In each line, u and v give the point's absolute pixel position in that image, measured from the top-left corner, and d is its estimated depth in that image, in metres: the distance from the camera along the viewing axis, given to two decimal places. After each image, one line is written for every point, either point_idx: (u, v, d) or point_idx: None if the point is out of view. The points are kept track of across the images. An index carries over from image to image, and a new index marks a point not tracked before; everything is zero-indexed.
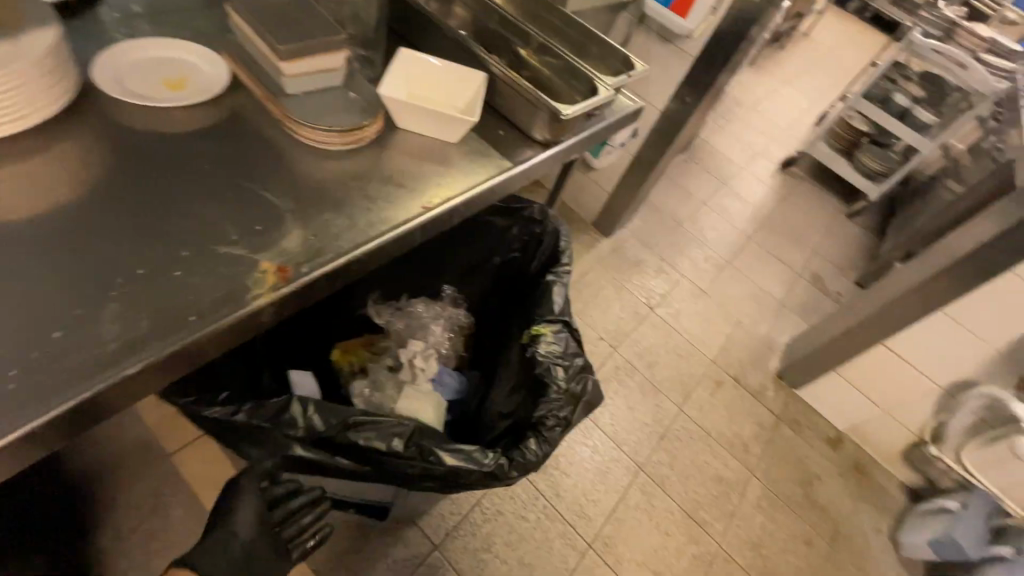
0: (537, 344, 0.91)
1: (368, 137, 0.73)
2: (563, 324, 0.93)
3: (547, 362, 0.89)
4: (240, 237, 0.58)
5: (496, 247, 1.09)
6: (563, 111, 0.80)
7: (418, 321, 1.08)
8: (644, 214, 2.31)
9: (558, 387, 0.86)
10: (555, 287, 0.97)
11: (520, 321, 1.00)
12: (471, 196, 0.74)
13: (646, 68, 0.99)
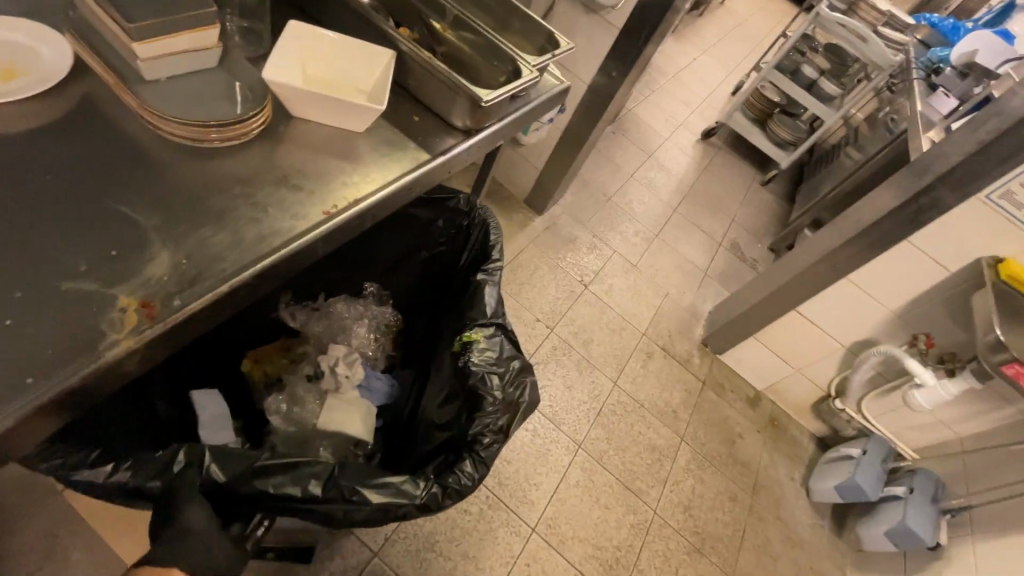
0: (469, 352, 0.87)
1: (255, 131, 0.62)
2: (497, 327, 0.89)
3: (480, 372, 0.85)
4: (91, 268, 0.47)
5: (422, 240, 1.01)
6: (484, 98, 0.73)
7: (340, 324, 1.01)
8: (574, 189, 2.29)
9: (494, 398, 0.82)
10: (485, 289, 0.92)
11: (450, 327, 0.95)
12: (383, 197, 0.66)
13: (572, 45, 0.93)
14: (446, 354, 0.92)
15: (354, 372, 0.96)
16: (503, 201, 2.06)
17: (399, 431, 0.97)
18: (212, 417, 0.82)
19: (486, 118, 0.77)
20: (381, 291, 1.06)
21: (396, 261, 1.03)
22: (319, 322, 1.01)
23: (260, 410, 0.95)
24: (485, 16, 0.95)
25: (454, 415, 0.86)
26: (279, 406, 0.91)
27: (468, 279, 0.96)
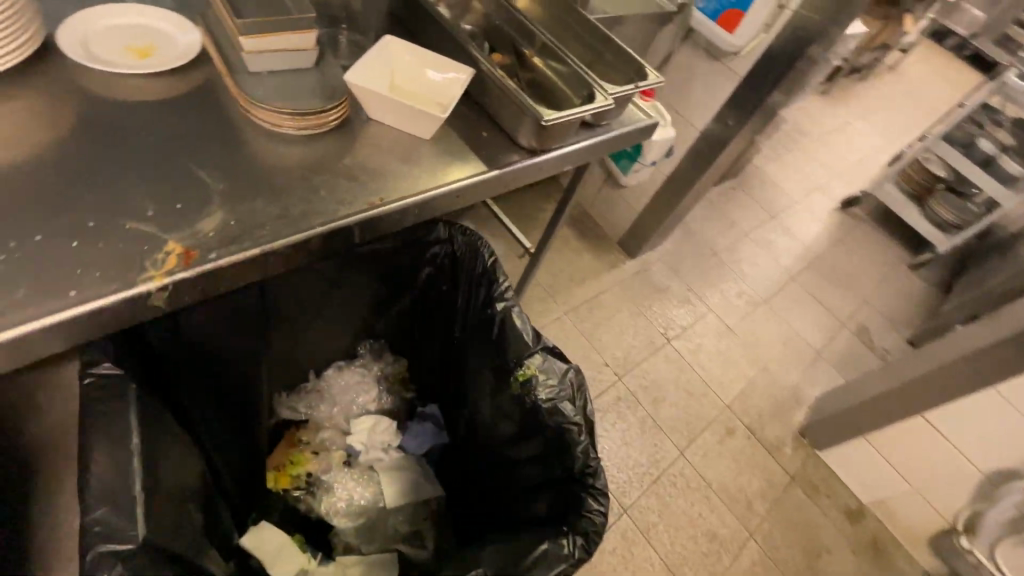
0: (533, 389, 0.81)
1: (330, 123, 0.69)
2: (542, 348, 0.84)
3: (553, 405, 0.79)
4: (156, 214, 0.54)
5: (408, 274, 0.96)
6: (545, 116, 0.73)
7: (349, 395, 1.05)
8: (677, 239, 2.18)
9: (581, 426, 0.78)
10: (513, 317, 0.85)
11: (488, 359, 0.89)
12: (429, 198, 0.69)
13: (661, 78, 0.89)
14: (504, 394, 0.86)
15: (388, 437, 1.03)
16: (597, 240, 2.03)
17: (485, 472, 0.95)
18: (276, 548, 0.85)
19: (548, 138, 0.77)
20: (375, 345, 1.07)
21: (385, 299, 0.99)
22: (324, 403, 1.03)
23: (310, 519, 0.95)
24: (580, 48, 0.97)
25: (546, 455, 0.82)
26: (332, 507, 0.93)
27: (480, 312, 0.89)
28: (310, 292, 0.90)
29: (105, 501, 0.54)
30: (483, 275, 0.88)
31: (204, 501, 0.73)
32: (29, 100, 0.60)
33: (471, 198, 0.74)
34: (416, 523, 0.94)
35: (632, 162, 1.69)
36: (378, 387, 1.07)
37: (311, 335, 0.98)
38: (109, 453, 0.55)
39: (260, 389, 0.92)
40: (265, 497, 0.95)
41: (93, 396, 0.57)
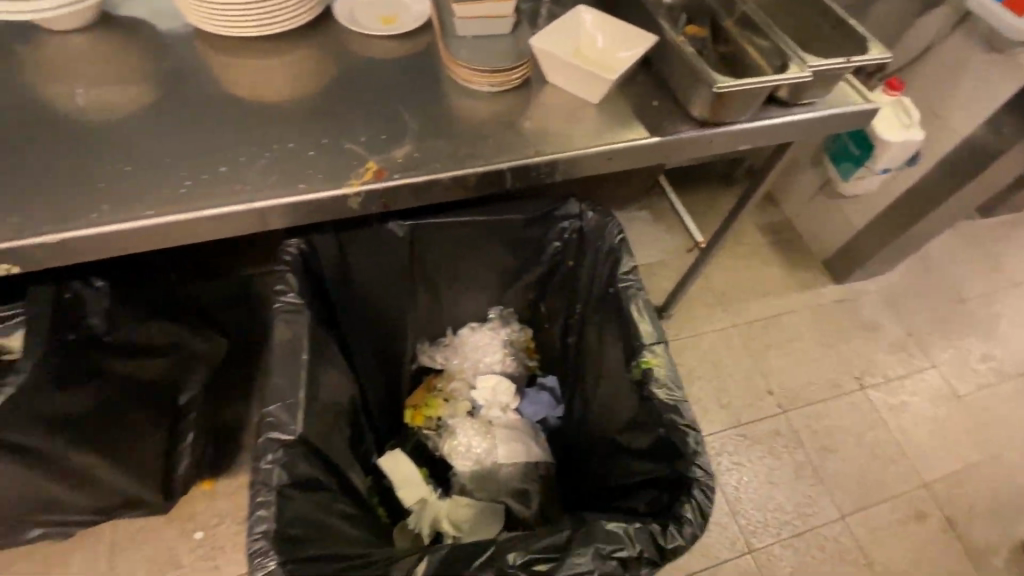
0: (648, 382, 0.76)
1: (513, 82, 0.78)
2: (663, 342, 0.77)
3: (668, 404, 0.74)
4: (366, 140, 0.70)
5: (541, 246, 0.94)
6: (718, 82, 0.71)
7: (480, 356, 1.10)
8: (904, 273, 1.78)
9: (697, 433, 0.71)
10: (640, 305, 0.80)
11: (611, 343, 0.86)
12: (584, 156, 0.73)
13: (886, 55, 0.80)
14: (623, 380, 0.83)
15: (507, 398, 1.08)
16: (792, 256, 1.79)
17: (600, 457, 0.94)
18: (406, 479, 0.99)
19: (724, 108, 0.74)
20: (505, 312, 1.09)
21: (519, 269, 0.99)
22: (457, 358, 1.10)
23: (435, 456, 1.07)
24: (790, 27, 0.90)
25: (657, 453, 0.77)
26: (455, 452, 1.04)
27: (607, 293, 0.86)
28: (452, 254, 0.93)
29: (278, 400, 0.66)
30: (613, 259, 0.85)
31: (352, 415, 0.88)
32: (305, 52, 0.81)
33: (625, 162, 0.76)
34: (524, 483, 1.01)
35: (857, 167, 1.45)
36: (505, 350, 1.10)
37: (450, 296, 1.02)
38: (288, 353, 0.69)
39: (404, 333, 1.03)
40: (404, 429, 1.10)
41: (284, 316, 0.71)
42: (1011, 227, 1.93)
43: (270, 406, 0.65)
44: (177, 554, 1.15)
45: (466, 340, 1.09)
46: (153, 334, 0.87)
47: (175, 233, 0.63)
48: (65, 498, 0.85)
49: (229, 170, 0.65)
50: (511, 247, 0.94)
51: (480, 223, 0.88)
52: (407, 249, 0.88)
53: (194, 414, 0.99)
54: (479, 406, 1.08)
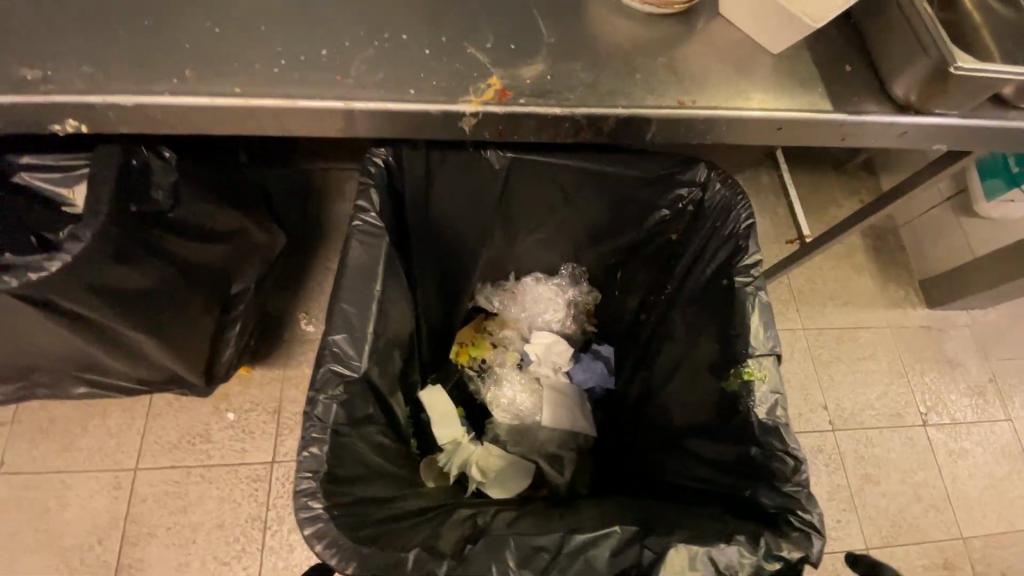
0: (746, 396, 0.67)
1: (678, 6, 0.63)
2: (775, 356, 0.68)
3: (767, 425, 0.65)
4: (493, 48, 0.57)
5: (646, 213, 0.82)
6: (957, 61, 0.56)
7: (539, 309, 1.02)
8: (1007, 314, 1.61)
9: (798, 462, 0.63)
10: (762, 308, 0.69)
11: (704, 339, 0.76)
12: (746, 118, 0.59)
13: None
14: (707, 381, 0.74)
15: (560, 360, 1.01)
16: (886, 269, 1.63)
17: (652, 445, 0.88)
18: (441, 414, 0.95)
19: (943, 96, 0.59)
20: (577, 270, 1.00)
21: (612, 231, 0.88)
22: (516, 305, 1.02)
23: (474, 398, 1.03)
24: None
25: (737, 469, 0.70)
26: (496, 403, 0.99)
27: (713, 281, 0.75)
28: (545, 200, 0.82)
29: (343, 328, 0.59)
30: (733, 246, 0.73)
31: (405, 348, 0.82)
32: None
33: (793, 139, 0.63)
34: (560, 449, 0.96)
35: (1008, 187, 1.24)
36: (566, 308, 1.02)
37: (528, 242, 0.92)
38: (360, 281, 0.61)
39: (471, 273, 0.94)
40: (447, 366, 1.05)
41: (361, 237, 0.63)
42: None
43: (335, 332, 0.59)
44: (209, 430, 1.17)
45: (528, 289, 1.01)
46: (215, 220, 0.82)
47: (258, 119, 0.53)
48: (111, 366, 0.85)
49: (331, 55, 0.55)
50: (612, 205, 0.82)
51: (587, 172, 0.76)
52: (499, 184, 0.77)
53: (245, 303, 0.98)
54: (528, 357, 1.01)
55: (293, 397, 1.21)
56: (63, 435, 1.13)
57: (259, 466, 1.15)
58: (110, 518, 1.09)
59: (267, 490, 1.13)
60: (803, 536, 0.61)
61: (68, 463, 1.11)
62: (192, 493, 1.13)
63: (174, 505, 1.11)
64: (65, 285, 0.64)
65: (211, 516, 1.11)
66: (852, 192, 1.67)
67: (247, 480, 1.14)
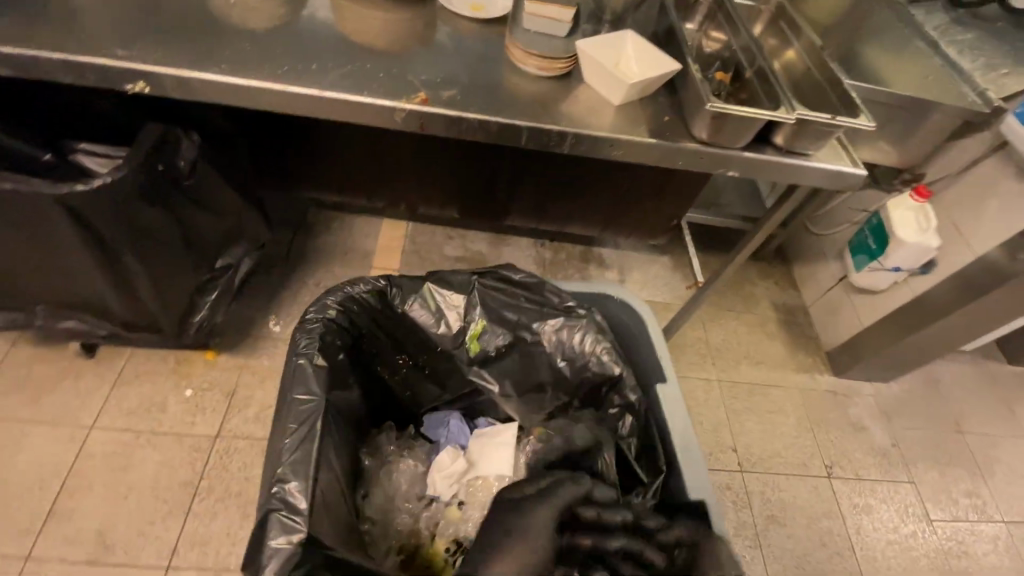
0: (491, 341, 0.87)
1: (553, 70, 0.94)
2: (459, 311, 0.86)
3: (518, 337, 0.87)
4: (422, 78, 0.89)
5: (348, 374, 0.84)
6: (711, 101, 0.85)
7: (402, 479, 0.96)
8: (906, 387, 1.79)
9: (560, 305, 0.86)
10: (427, 296, 0.85)
11: (514, 349, 0.88)
12: (587, 133, 0.87)
13: (874, 123, 0.92)
14: (503, 364, 0.89)
15: (446, 457, 0.96)
16: (796, 338, 1.85)
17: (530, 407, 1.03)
18: None
19: (717, 126, 0.87)
20: (366, 446, 0.98)
21: (357, 367, 0.89)
22: (383, 512, 0.93)
23: None
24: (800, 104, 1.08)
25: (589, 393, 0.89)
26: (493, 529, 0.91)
27: (457, 318, 0.86)
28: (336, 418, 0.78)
29: None
30: (419, 308, 0.85)
31: None
32: (405, 15, 1.03)
33: (624, 155, 0.91)
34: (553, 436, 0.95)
35: (869, 260, 1.55)
36: (405, 459, 0.99)
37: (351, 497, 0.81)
38: None
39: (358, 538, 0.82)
40: None
41: None
42: None
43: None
44: (166, 402, 1.31)
45: (377, 503, 0.93)
46: (219, 199, 1.08)
47: (260, 97, 0.83)
48: (107, 301, 1.07)
49: (316, 69, 0.86)
50: (340, 361, 0.81)
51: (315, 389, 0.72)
52: (322, 485, 0.69)
53: (223, 280, 1.19)
54: (447, 498, 0.94)
55: (248, 382, 1.37)
56: (37, 390, 1.28)
57: (204, 438, 1.27)
58: (57, 466, 1.19)
59: (205, 459, 1.24)
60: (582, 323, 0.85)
61: (31, 415, 1.25)
62: (137, 454, 1.23)
63: (117, 463, 1.22)
64: (100, 203, 0.89)
65: (147, 477, 1.21)
66: (765, 275, 1.99)
67: (188, 451, 1.25)
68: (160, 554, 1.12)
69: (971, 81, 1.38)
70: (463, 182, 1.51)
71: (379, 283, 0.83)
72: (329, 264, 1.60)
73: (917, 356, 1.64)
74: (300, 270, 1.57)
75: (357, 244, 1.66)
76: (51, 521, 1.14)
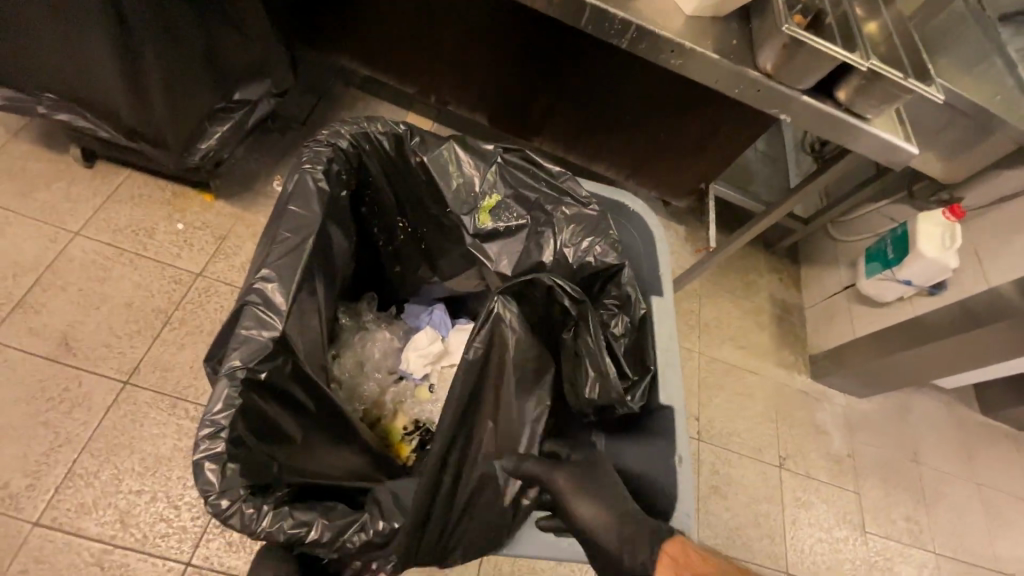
0: (499, 215, 0.84)
1: None
2: (469, 178, 0.83)
3: (525, 216, 0.84)
4: None
5: (347, 216, 0.80)
6: (787, 26, 0.80)
7: (374, 351, 0.95)
8: (877, 408, 1.81)
9: (571, 191, 0.83)
10: (443, 154, 0.82)
11: (518, 229, 0.84)
12: (649, 31, 0.83)
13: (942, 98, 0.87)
14: (507, 244, 0.85)
15: (424, 341, 0.95)
16: (786, 335, 1.85)
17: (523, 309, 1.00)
18: None
19: (785, 57, 0.83)
20: (344, 309, 0.96)
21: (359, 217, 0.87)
22: (352, 377, 0.92)
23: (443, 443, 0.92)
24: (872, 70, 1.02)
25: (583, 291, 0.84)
26: None
27: (469, 184, 0.83)
28: (329, 244, 0.74)
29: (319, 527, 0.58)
30: (432, 167, 0.81)
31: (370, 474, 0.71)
32: None
33: (682, 65, 0.86)
34: None
35: (883, 268, 1.53)
36: (382, 330, 0.98)
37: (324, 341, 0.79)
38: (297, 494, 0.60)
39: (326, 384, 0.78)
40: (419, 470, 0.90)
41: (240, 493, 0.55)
42: (1005, 440, 1.91)
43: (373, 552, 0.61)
44: (155, 229, 1.28)
45: (347, 363, 0.92)
46: (249, 19, 1.03)
47: None
48: (114, 98, 1.02)
49: None
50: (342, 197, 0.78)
51: (309, 203, 0.69)
52: (300, 300, 0.67)
53: (238, 114, 1.14)
54: (419, 376, 0.94)
55: (240, 233, 1.34)
56: (27, 185, 1.25)
57: (185, 273, 1.25)
58: (35, 261, 1.18)
59: (183, 293, 1.23)
60: (589, 213, 0.82)
61: (18, 207, 1.22)
62: (116, 271, 1.21)
63: (94, 273, 1.20)
64: None
65: (120, 294, 1.19)
66: (773, 268, 1.96)
67: (168, 281, 1.23)
68: (121, 368, 1.12)
69: None
70: (501, 86, 1.45)
71: (397, 128, 0.80)
72: None
73: (896, 378, 1.65)
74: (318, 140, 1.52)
75: None
76: (18, 310, 1.13)
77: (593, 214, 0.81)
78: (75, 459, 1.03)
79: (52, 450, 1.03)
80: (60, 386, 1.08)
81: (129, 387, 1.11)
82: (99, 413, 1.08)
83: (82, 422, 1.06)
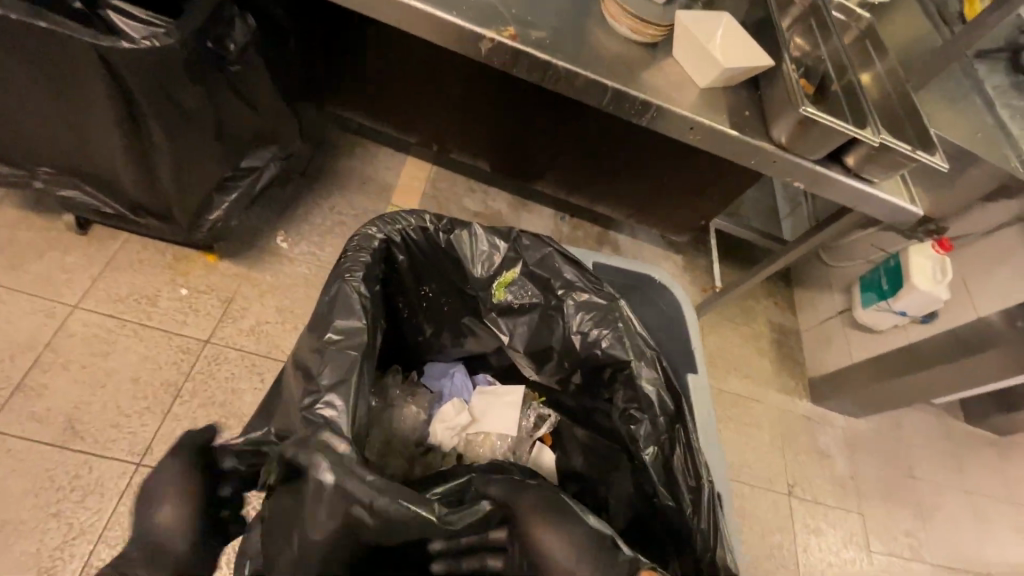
0: (508, 296, 0.78)
1: (646, 33, 0.89)
2: (485, 263, 0.77)
3: (537, 299, 0.77)
4: (512, 13, 0.84)
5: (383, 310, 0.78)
6: (805, 106, 0.82)
7: (402, 426, 0.95)
8: (877, 427, 1.85)
9: (585, 279, 0.75)
10: (461, 240, 0.76)
11: (530, 312, 0.79)
12: (669, 110, 0.85)
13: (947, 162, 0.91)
14: (521, 322, 0.80)
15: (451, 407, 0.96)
16: (785, 360, 1.89)
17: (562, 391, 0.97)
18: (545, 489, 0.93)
19: (800, 134, 0.86)
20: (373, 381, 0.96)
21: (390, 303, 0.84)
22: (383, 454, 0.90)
23: None
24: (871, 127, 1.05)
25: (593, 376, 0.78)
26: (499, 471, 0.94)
27: (479, 267, 0.77)
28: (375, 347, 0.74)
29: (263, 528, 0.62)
30: (457, 254, 0.77)
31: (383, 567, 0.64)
32: None
33: (700, 140, 0.89)
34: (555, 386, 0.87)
35: (878, 299, 1.58)
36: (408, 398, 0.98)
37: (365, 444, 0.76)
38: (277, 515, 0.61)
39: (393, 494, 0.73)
40: None
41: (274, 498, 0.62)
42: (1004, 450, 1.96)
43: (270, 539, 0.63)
44: (158, 296, 1.25)
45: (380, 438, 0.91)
46: (258, 91, 1.02)
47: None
48: (120, 176, 1.00)
49: None
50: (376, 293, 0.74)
51: (343, 312, 0.65)
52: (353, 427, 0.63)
53: (243, 182, 1.12)
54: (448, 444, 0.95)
55: (247, 293, 1.32)
56: (22, 256, 1.20)
57: (193, 340, 1.22)
58: (34, 339, 1.14)
59: (192, 362, 1.20)
60: (601, 301, 0.74)
61: (13, 282, 1.18)
62: (120, 344, 1.18)
63: (98, 347, 1.16)
64: (139, 66, 0.82)
65: (127, 367, 1.16)
66: (769, 293, 2.01)
67: (174, 350, 1.20)
68: (133, 448, 1.09)
69: (1016, 146, 1.38)
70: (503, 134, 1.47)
71: (422, 217, 0.76)
72: (350, 191, 1.54)
73: (893, 399, 1.68)
74: (321, 193, 1.50)
75: (382, 177, 1.59)
76: (21, 392, 1.09)
77: (604, 302, 0.73)
78: (91, 551, 0.99)
79: (65, 543, 0.99)
80: (70, 473, 1.04)
81: (142, 468, 1.08)
82: (113, 499, 1.04)
83: (95, 510, 1.02)
